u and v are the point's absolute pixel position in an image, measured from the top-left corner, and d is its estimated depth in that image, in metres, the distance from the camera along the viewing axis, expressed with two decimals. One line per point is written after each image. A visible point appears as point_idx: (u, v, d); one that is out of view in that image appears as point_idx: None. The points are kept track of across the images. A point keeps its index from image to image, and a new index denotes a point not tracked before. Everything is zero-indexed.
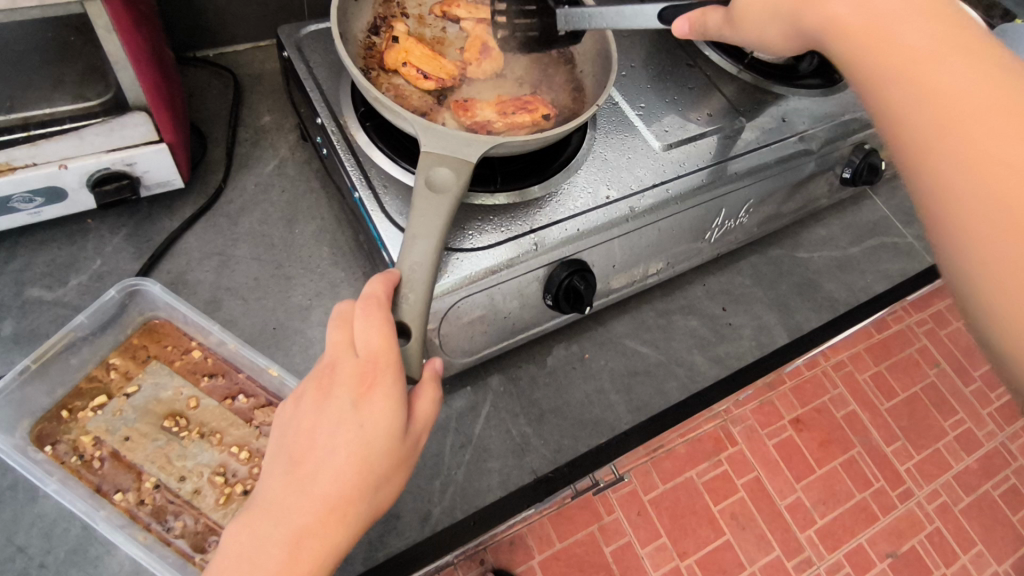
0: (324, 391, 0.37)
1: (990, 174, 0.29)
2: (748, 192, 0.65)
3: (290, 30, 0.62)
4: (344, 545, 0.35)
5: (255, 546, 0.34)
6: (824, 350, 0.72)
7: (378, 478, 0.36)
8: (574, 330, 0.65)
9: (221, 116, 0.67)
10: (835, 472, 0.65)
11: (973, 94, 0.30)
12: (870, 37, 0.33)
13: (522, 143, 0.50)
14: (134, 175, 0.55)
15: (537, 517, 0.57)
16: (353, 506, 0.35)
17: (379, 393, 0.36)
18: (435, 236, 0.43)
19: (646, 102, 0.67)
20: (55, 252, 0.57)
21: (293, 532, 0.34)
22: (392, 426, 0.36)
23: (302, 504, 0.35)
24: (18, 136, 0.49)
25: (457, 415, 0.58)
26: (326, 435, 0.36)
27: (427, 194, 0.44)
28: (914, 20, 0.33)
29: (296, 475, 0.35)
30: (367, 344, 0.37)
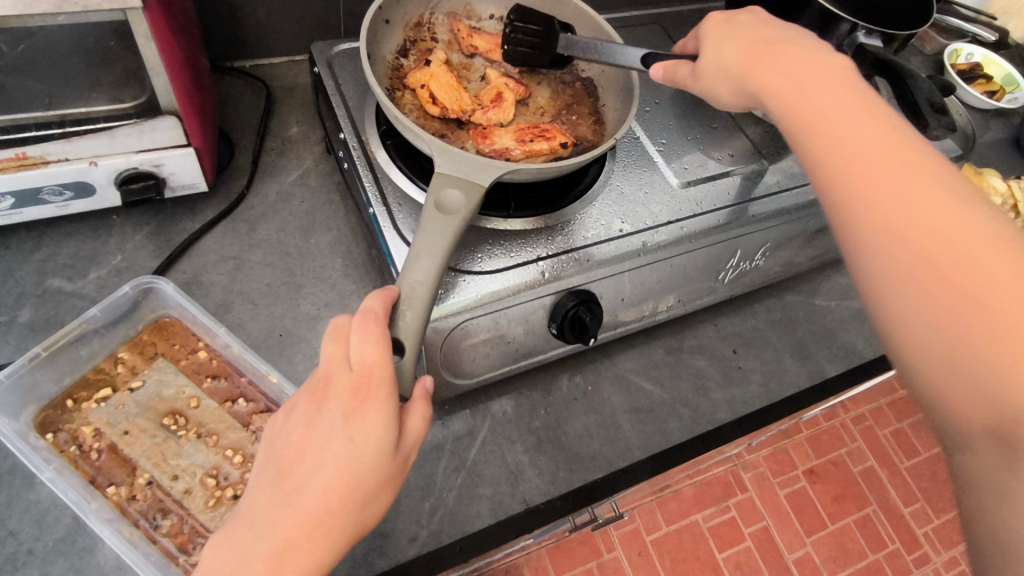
0: (316, 403, 0.37)
1: (889, 211, 0.35)
2: (766, 236, 0.64)
3: (323, 47, 0.64)
4: (326, 562, 0.35)
5: (237, 557, 0.34)
6: (844, 402, 0.71)
7: (365, 494, 0.36)
8: (578, 361, 0.64)
9: (251, 125, 0.69)
10: (846, 530, 0.63)
11: (869, 143, 0.36)
12: (791, 97, 0.40)
13: (537, 170, 0.50)
14: (160, 176, 0.57)
15: (535, 549, 0.58)
16: (338, 522, 0.35)
17: (371, 408, 0.36)
18: (438, 256, 0.43)
19: (667, 138, 0.67)
20: (79, 245, 0.59)
21: (277, 545, 0.34)
22: (381, 443, 0.36)
23: (287, 517, 0.35)
24: (53, 133, 0.50)
25: (454, 438, 0.58)
26: (316, 447, 0.36)
27: (434, 215, 0.44)
28: (827, 87, 0.39)
29: (283, 487, 0.35)
30: (361, 357, 0.37)
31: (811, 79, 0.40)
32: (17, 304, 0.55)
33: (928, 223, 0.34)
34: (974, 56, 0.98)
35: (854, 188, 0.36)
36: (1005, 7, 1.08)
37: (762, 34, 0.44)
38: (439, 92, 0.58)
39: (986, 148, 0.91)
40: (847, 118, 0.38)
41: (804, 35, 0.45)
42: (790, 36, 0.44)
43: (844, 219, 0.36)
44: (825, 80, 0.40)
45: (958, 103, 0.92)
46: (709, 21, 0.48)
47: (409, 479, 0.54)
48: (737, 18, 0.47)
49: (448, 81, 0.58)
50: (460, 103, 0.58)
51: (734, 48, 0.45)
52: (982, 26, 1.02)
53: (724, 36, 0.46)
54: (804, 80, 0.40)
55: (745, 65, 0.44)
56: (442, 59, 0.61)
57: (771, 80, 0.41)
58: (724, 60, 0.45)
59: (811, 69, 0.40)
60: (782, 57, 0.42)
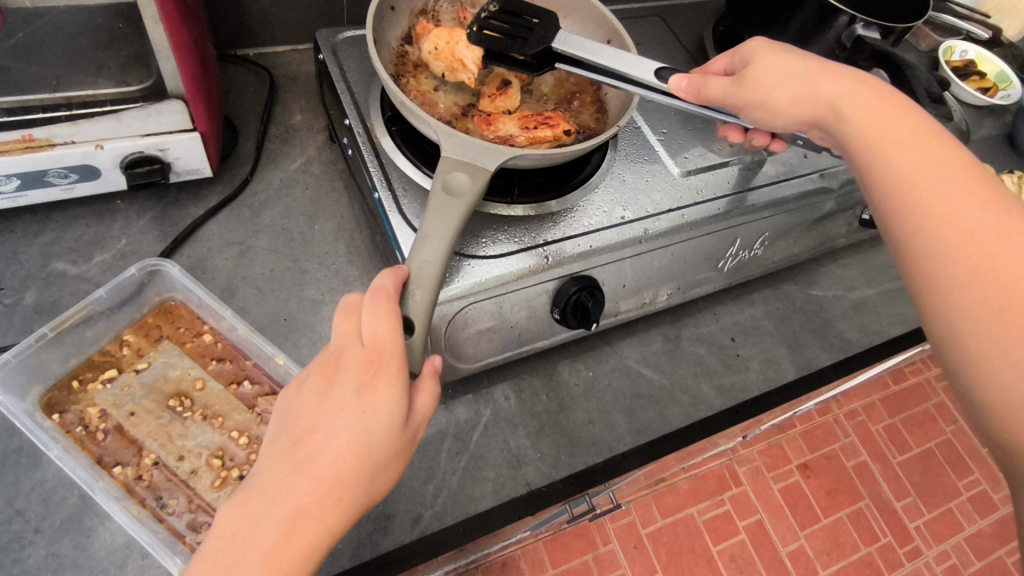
0: (329, 376, 0.38)
1: (973, 253, 0.36)
2: (764, 225, 0.65)
3: (328, 35, 0.64)
4: (340, 527, 0.36)
5: (253, 519, 0.35)
6: (836, 398, 0.73)
7: (377, 465, 0.36)
8: (579, 348, 0.65)
9: (255, 112, 0.69)
10: (838, 524, 0.64)
11: (948, 183, 0.38)
12: (871, 133, 0.42)
13: (542, 155, 0.50)
14: (165, 161, 0.57)
15: (531, 541, 0.59)
16: (349, 489, 0.35)
17: (383, 382, 0.37)
18: (446, 238, 0.44)
19: (668, 128, 0.68)
20: (83, 229, 0.59)
21: (291, 511, 0.35)
22: (393, 417, 0.37)
23: (298, 484, 0.35)
24: (60, 115, 0.50)
25: (457, 422, 0.58)
26: (329, 418, 0.36)
27: (443, 197, 0.45)
28: (903, 125, 0.41)
29: (295, 456, 0.36)
30: (373, 333, 0.38)
31: (872, 112, 0.43)
32: (21, 287, 0.56)
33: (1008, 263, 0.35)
34: (968, 53, 1.01)
35: (917, 211, 0.39)
36: (998, 6, 1.09)
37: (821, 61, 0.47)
38: None
39: (979, 144, 0.93)
40: (905, 138, 0.41)
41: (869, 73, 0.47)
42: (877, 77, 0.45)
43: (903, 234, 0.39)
44: (892, 113, 0.42)
45: (954, 100, 0.94)
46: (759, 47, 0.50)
47: (413, 461, 0.55)
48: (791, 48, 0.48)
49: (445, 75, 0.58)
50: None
51: (786, 66, 0.47)
52: (976, 24, 1.04)
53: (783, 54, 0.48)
54: (874, 115, 0.42)
55: (813, 96, 0.45)
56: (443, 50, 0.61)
57: (846, 115, 0.43)
58: (776, 77, 0.47)
59: (885, 109, 0.42)
60: (852, 96, 0.44)
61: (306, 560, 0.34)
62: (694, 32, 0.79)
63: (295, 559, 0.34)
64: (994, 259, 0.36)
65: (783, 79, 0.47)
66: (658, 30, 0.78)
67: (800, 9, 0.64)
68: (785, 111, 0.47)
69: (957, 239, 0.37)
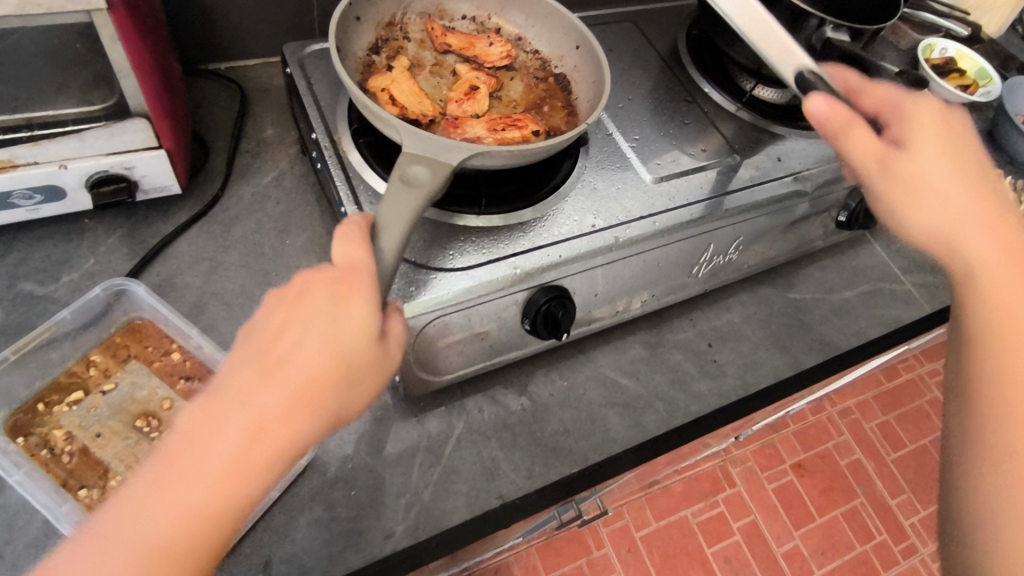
0: (299, 288, 0.38)
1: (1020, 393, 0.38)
2: (738, 230, 0.65)
3: (294, 48, 0.64)
4: (307, 438, 0.34)
5: (215, 426, 0.33)
6: (830, 396, 0.78)
7: (351, 376, 0.36)
8: (554, 357, 0.65)
9: (226, 127, 0.69)
10: (755, 480, 0.95)
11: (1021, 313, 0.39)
12: (993, 251, 0.40)
13: (508, 152, 0.50)
14: (131, 178, 0.57)
15: (523, 541, 0.69)
16: (324, 394, 0.35)
17: (355, 296, 0.38)
18: (401, 229, 0.43)
19: (640, 134, 0.67)
20: (50, 249, 0.59)
21: (259, 414, 0.33)
22: (365, 334, 0.37)
23: (270, 386, 0.34)
24: (21, 136, 0.50)
25: (429, 436, 0.57)
26: (302, 323, 0.36)
27: (397, 187, 0.44)
28: (975, 229, 0.40)
29: (265, 360, 0.35)
30: (345, 256, 0.40)
31: (948, 206, 0.40)
32: None
33: None
34: (949, 49, 1.01)
35: (1001, 341, 0.39)
36: (977, 3, 1.09)
37: (942, 129, 0.42)
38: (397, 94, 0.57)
39: None
40: (1001, 260, 0.40)
41: (942, 128, 0.43)
42: (952, 145, 0.42)
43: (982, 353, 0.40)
44: (967, 212, 0.40)
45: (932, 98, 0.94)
46: (918, 117, 0.43)
47: (384, 476, 0.54)
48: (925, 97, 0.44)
49: (409, 87, 0.58)
50: (420, 107, 0.57)
51: (933, 121, 0.42)
52: (955, 21, 1.05)
53: (944, 156, 0.41)
54: (946, 211, 0.40)
55: (942, 184, 0.41)
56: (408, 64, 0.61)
57: (949, 207, 0.40)
58: (929, 178, 0.41)
59: (957, 198, 0.40)
60: (932, 182, 0.41)
61: (270, 464, 0.33)
62: (668, 37, 0.79)
63: (260, 461, 0.33)
64: None
65: (929, 167, 0.41)
66: (631, 36, 0.78)
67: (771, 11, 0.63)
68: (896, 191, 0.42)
69: (1017, 396, 0.38)
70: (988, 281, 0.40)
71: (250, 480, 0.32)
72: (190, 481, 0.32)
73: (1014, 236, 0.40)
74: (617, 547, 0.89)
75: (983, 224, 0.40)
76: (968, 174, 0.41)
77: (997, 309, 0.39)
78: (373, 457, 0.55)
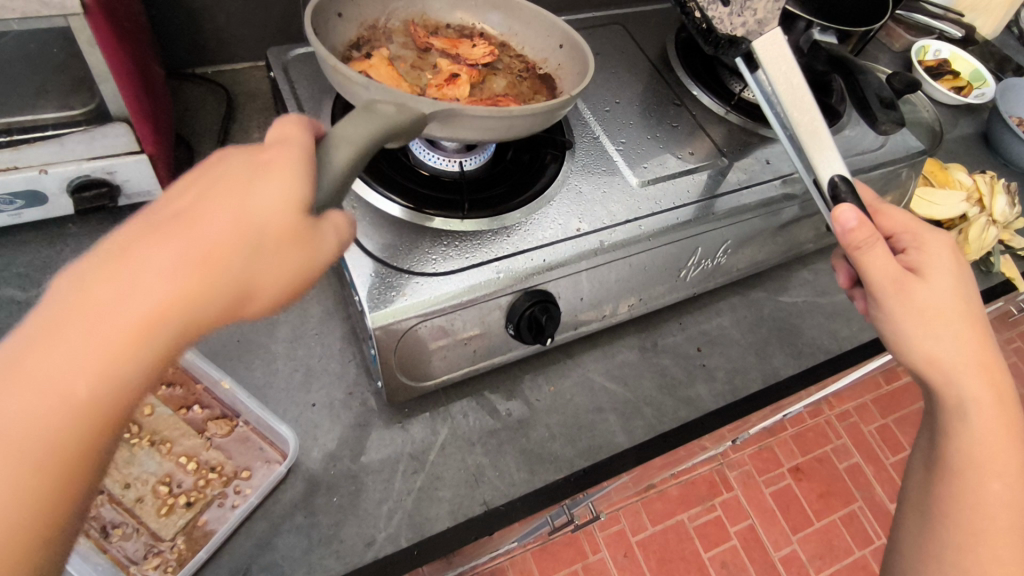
0: (215, 162, 0.33)
1: (988, 506, 0.43)
2: (726, 233, 0.64)
3: (278, 52, 0.64)
4: (199, 308, 0.29)
5: (104, 261, 0.29)
6: (827, 398, 0.84)
7: (262, 240, 0.31)
8: (541, 361, 0.64)
9: (212, 130, 0.69)
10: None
11: (995, 445, 0.43)
12: (981, 378, 0.43)
13: (487, 113, 0.47)
14: (113, 183, 0.56)
15: (519, 547, 0.69)
16: (225, 259, 0.30)
17: (276, 168, 0.33)
18: (361, 142, 0.38)
19: (627, 137, 0.67)
20: (33, 254, 0.59)
21: (143, 258, 0.29)
22: (284, 190, 0.32)
23: (161, 237, 0.30)
24: (0, 141, 0.50)
25: (413, 441, 0.57)
26: (210, 196, 0.31)
27: (363, 113, 0.40)
28: (970, 350, 0.43)
29: (165, 213, 0.30)
30: (280, 131, 0.35)
31: (949, 338, 0.43)
32: None
33: (1006, 532, 0.43)
34: (943, 52, 1.02)
35: (980, 458, 0.44)
36: (971, 5, 1.09)
37: (964, 309, 0.43)
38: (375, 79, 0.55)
39: (952, 144, 0.93)
40: (989, 393, 0.43)
41: (957, 280, 0.44)
42: (965, 299, 0.43)
43: (960, 472, 0.44)
44: (965, 335, 0.43)
45: (924, 100, 0.94)
46: (932, 259, 0.45)
47: (367, 482, 0.54)
48: (948, 262, 0.45)
49: (388, 74, 0.57)
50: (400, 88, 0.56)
51: (950, 283, 0.43)
52: (949, 23, 1.04)
53: (953, 281, 0.44)
54: (947, 332, 0.43)
55: (949, 342, 0.43)
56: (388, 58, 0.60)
57: (949, 341, 0.43)
58: (945, 309, 0.43)
59: (958, 333, 0.43)
60: (940, 329, 0.43)
61: (145, 338, 0.28)
62: (657, 40, 0.79)
63: (131, 332, 0.28)
64: (1002, 525, 0.43)
65: (943, 321, 0.42)
66: (620, 39, 0.78)
67: None
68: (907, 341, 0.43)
69: (987, 526, 0.43)
70: (976, 422, 0.43)
71: (116, 379, 0.28)
72: (49, 347, 0.27)
73: (995, 369, 0.44)
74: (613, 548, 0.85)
75: (975, 367, 0.43)
76: (969, 320, 0.43)
77: (977, 454, 0.44)
78: (356, 463, 0.55)
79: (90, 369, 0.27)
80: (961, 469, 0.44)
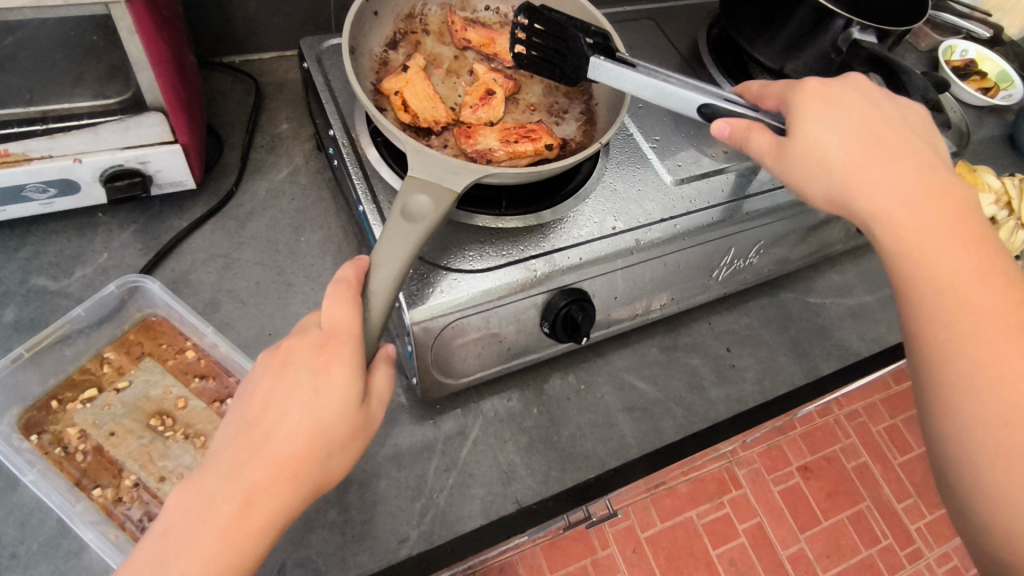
0: (282, 358, 0.38)
1: (960, 308, 0.39)
2: (760, 234, 0.64)
3: (312, 42, 0.63)
4: (289, 510, 0.36)
5: (213, 478, 0.35)
6: (838, 399, 0.72)
7: (334, 444, 0.37)
8: (571, 360, 0.64)
9: (240, 121, 0.68)
10: (762, 483, 0.66)
11: (941, 242, 0.41)
12: (894, 188, 0.43)
13: (515, 173, 0.49)
14: (146, 173, 0.56)
15: (529, 546, 0.59)
16: (305, 468, 0.36)
17: (336, 362, 0.37)
18: (400, 262, 0.42)
19: (661, 134, 0.66)
20: (64, 243, 0.58)
21: (246, 487, 0.35)
22: (346, 393, 0.37)
23: (255, 462, 0.35)
24: (36, 129, 0.49)
25: (444, 437, 0.57)
26: (283, 399, 0.37)
27: (400, 221, 0.44)
28: (877, 166, 0.43)
29: (248, 437, 0.36)
30: (332, 316, 0.39)
31: (844, 160, 0.44)
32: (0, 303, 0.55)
33: (985, 323, 0.38)
34: (968, 52, 1.00)
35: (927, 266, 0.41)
36: (999, 4, 1.07)
37: (852, 130, 0.45)
38: (409, 98, 0.56)
39: (980, 144, 0.92)
40: (913, 199, 0.42)
41: (844, 111, 0.46)
42: (854, 123, 0.45)
43: (918, 312, 0.41)
44: (862, 156, 0.44)
45: (952, 101, 0.93)
46: (803, 100, 0.47)
47: (400, 479, 0.54)
48: (840, 95, 0.47)
49: (424, 89, 0.57)
50: (433, 113, 0.56)
51: (829, 120, 0.45)
52: (977, 23, 1.03)
53: (827, 116, 0.45)
54: (843, 158, 0.44)
55: (840, 168, 0.44)
56: (423, 62, 0.60)
57: (843, 170, 0.44)
58: (825, 149, 0.45)
59: (852, 153, 0.44)
60: (838, 159, 0.44)
61: (260, 540, 0.35)
62: (688, 36, 0.78)
63: (247, 544, 0.34)
64: (981, 319, 0.38)
65: (826, 149, 0.44)
66: (651, 34, 0.77)
67: (797, 10, 0.62)
68: (814, 188, 0.45)
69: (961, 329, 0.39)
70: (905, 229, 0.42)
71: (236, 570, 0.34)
72: (183, 555, 0.34)
73: (911, 165, 0.43)
74: (624, 548, 0.62)
75: (883, 174, 0.43)
76: (857, 140, 0.44)
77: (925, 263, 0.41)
78: (388, 460, 0.55)
79: (219, 572, 0.33)
80: (919, 306, 0.41)
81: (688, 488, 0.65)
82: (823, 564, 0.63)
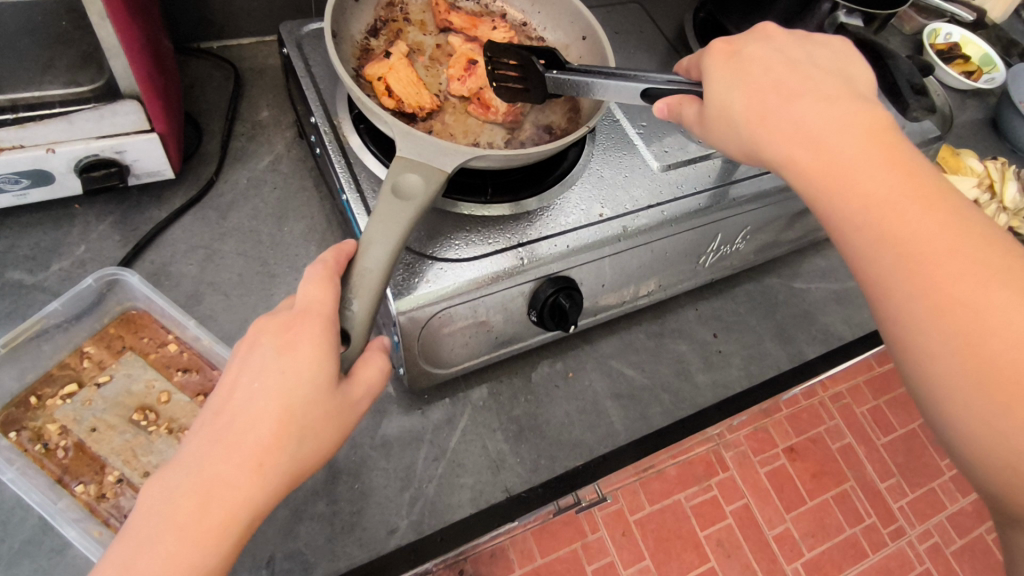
0: (248, 343, 0.38)
1: (902, 252, 0.34)
2: (747, 219, 0.63)
3: (292, 27, 0.62)
4: (258, 500, 0.35)
5: (178, 469, 0.35)
6: (823, 381, 0.71)
7: (303, 430, 0.36)
8: (560, 348, 0.64)
9: (220, 109, 0.67)
10: (748, 464, 0.64)
11: (874, 179, 0.36)
12: (815, 125, 0.38)
13: (505, 156, 0.49)
14: (122, 163, 0.54)
15: (520, 531, 0.57)
16: (270, 456, 0.35)
17: (303, 343, 0.37)
18: (391, 242, 0.42)
19: (647, 121, 0.66)
20: (39, 236, 0.57)
21: (211, 477, 0.34)
22: (314, 376, 0.36)
23: (221, 451, 0.35)
24: (6, 118, 0.48)
25: (433, 427, 0.57)
26: (251, 384, 0.36)
27: (391, 199, 0.43)
28: (792, 107, 0.39)
29: (215, 425, 0.36)
30: (304, 297, 0.39)
31: (754, 111, 0.40)
32: None
33: (936, 267, 0.33)
34: (953, 36, 1.00)
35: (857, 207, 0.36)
36: None
37: (758, 77, 0.41)
38: (392, 84, 0.55)
39: (962, 128, 0.92)
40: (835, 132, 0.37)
41: (746, 62, 0.42)
42: (761, 71, 0.41)
43: (864, 267, 0.36)
44: (773, 103, 0.40)
45: (937, 85, 0.93)
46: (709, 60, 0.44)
47: (389, 469, 0.54)
48: (747, 50, 0.43)
49: (407, 75, 0.56)
50: (418, 99, 0.55)
51: (733, 74, 0.42)
52: (961, 7, 1.03)
53: (730, 73, 0.42)
54: (755, 109, 0.40)
55: (750, 118, 0.40)
56: (405, 49, 0.59)
57: (750, 117, 0.40)
58: (731, 105, 0.41)
59: (764, 99, 0.40)
60: (748, 110, 0.40)
61: (225, 531, 0.34)
62: (674, 19, 0.77)
63: (213, 532, 0.34)
64: (927, 259, 0.34)
65: (735, 104, 0.41)
66: (638, 17, 0.76)
67: None
68: (733, 142, 0.42)
69: (914, 279, 0.34)
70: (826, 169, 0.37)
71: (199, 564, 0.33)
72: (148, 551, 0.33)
73: (828, 98, 0.39)
74: (612, 532, 0.59)
75: (793, 113, 0.39)
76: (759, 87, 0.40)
77: (856, 205, 0.36)
78: (377, 450, 0.54)
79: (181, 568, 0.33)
80: (861, 258, 0.36)
81: (676, 471, 0.63)
82: (809, 544, 0.61)
